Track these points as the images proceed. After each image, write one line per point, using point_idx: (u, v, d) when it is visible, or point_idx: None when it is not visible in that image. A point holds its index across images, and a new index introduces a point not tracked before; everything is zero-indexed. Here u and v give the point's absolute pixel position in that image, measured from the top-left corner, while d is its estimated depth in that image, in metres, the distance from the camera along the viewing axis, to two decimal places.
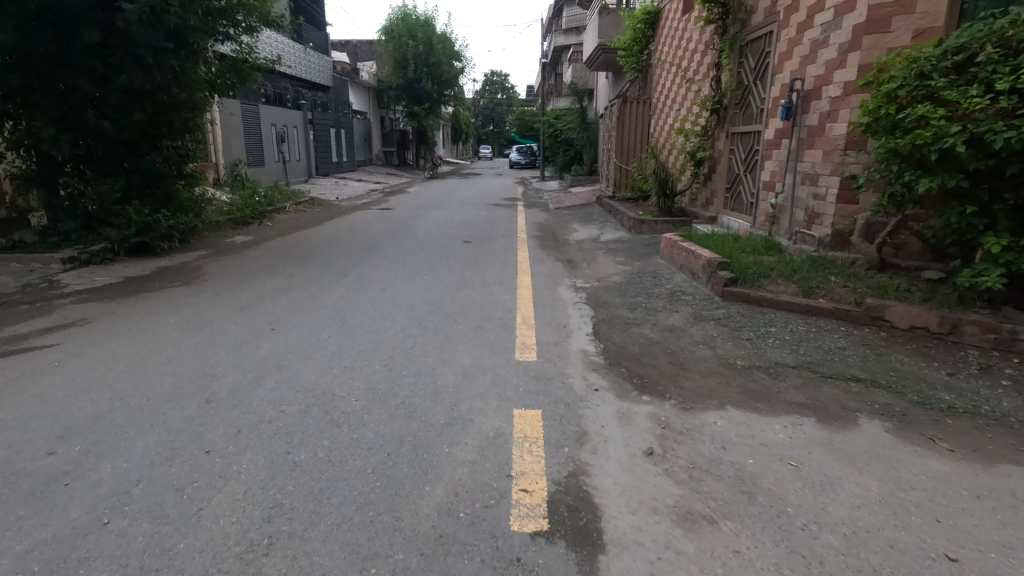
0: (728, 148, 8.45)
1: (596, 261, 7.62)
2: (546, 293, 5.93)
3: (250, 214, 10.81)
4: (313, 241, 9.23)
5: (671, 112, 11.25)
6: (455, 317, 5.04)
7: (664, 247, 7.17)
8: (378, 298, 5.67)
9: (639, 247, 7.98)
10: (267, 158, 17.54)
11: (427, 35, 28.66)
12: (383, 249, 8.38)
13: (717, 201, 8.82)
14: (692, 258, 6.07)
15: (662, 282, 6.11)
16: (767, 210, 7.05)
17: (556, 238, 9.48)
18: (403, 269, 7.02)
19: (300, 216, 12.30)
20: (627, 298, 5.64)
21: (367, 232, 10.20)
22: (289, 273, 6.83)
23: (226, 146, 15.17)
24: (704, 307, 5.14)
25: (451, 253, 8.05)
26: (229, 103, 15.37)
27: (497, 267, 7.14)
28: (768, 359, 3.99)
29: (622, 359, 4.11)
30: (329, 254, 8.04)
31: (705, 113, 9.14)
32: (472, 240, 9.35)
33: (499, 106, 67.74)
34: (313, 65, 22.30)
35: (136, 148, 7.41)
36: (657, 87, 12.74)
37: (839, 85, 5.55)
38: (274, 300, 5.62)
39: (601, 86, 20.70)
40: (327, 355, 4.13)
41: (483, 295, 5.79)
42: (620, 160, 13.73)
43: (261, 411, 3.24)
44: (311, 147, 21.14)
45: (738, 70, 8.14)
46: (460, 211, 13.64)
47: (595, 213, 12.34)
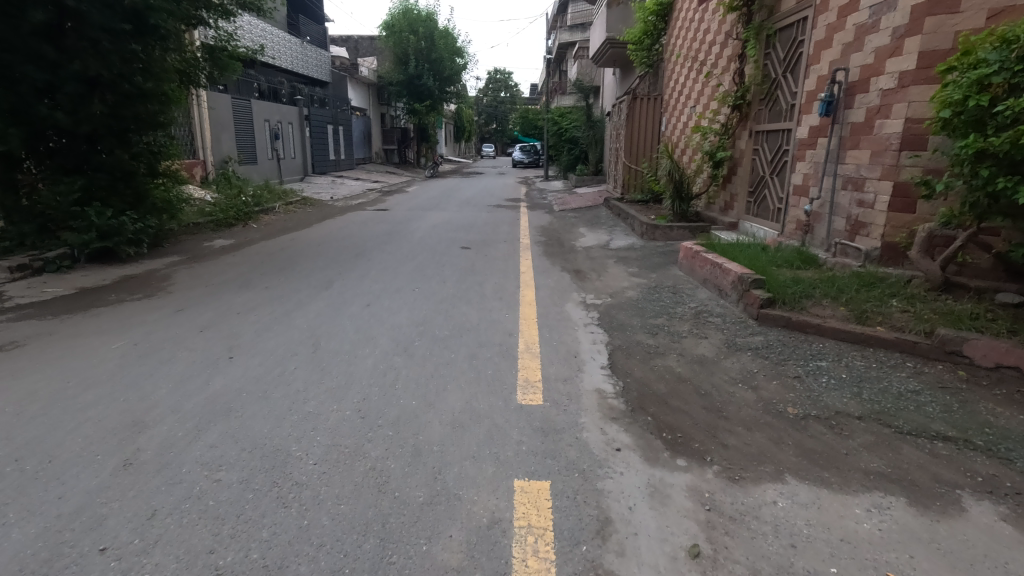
0: (752, 147, 7.72)
1: (607, 271, 6.88)
2: (553, 312, 5.21)
3: (233, 215, 10.11)
4: (299, 246, 8.51)
5: (685, 108, 10.52)
6: (447, 343, 4.31)
7: (683, 258, 6.44)
8: (360, 317, 4.94)
9: (654, 257, 7.24)
10: (260, 155, 16.84)
11: (428, 30, 27.97)
12: (373, 256, 7.65)
13: (739, 206, 8.08)
14: (718, 272, 5.35)
15: (684, 300, 5.38)
16: (799, 217, 6.32)
17: (562, 244, 8.74)
18: (393, 279, 6.31)
19: (289, 217, 11.59)
20: (645, 319, 4.92)
21: (358, 235, 9.49)
22: (265, 284, 6.11)
23: (215, 143, 14.46)
24: (737, 333, 4.41)
25: (447, 261, 7.32)
26: (218, 97, 14.67)
27: (498, 278, 6.41)
28: (826, 406, 3.26)
29: (647, 403, 3.40)
30: (313, 260, 7.32)
31: (725, 110, 8.40)
32: (470, 245, 8.63)
33: (503, 105, 66.96)
34: (309, 60, 21.60)
35: (99, 144, 6.70)
36: (669, 83, 12.01)
37: (893, 76, 4.82)
38: (240, 318, 4.89)
39: (608, 83, 19.98)
40: (289, 394, 3.40)
41: (480, 313, 5.07)
42: (629, 160, 13.00)
43: (189, 482, 2.52)
44: (307, 144, 20.42)
45: (764, 61, 7.40)
46: (460, 213, 12.91)
47: (603, 216, 11.60)
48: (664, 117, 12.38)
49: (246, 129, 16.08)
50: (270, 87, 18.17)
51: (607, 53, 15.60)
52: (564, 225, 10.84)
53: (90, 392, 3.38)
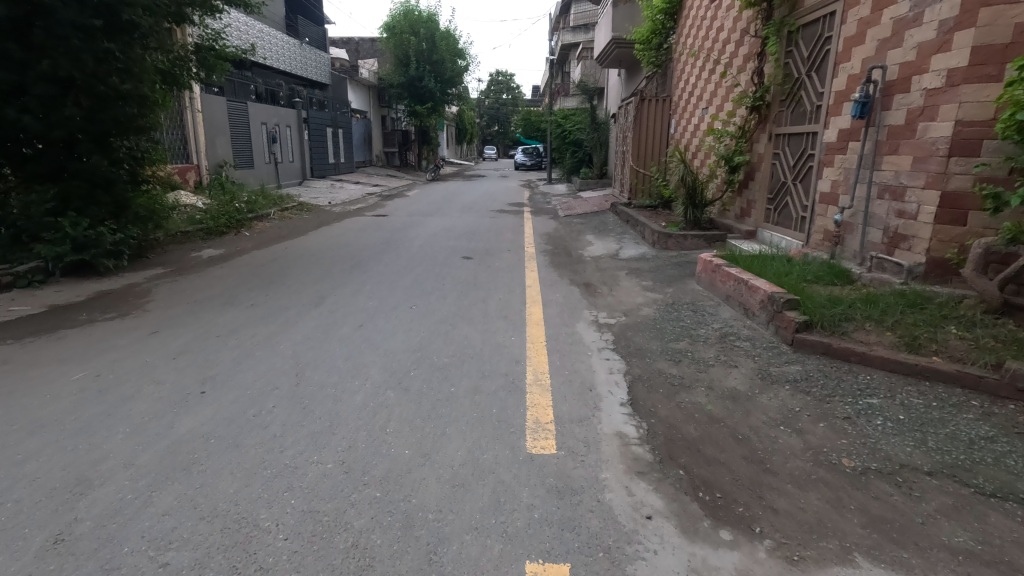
0: (772, 151, 7.26)
1: (620, 285, 6.42)
2: (563, 334, 4.75)
3: (225, 222, 9.68)
4: (291, 256, 8.07)
5: (697, 110, 10.08)
6: (446, 374, 3.86)
7: (700, 271, 5.98)
8: (351, 340, 4.49)
9: (669, 269, 6.78)
10: (257, 159, 16.43)
11: (429, 31, 27.58)
12: (368, 267, 7.20)
13: (757, 214, 7.62)
14: (743, 289, 4.88)
15: (705, 319, 4.92)
16: (827, 227, 5.86)
17: (569, 254, 8.28)
18: (389, 295, 5.87)
19: (284, 223, 11.16)
20: (665, 342, 4.46)
21: (355, 244, 9.05)
22: (251, 300, 5.66)
23: (210, 147, 14.05)
24: (770, 362, 3.95)
25: (447, 274, 6.86)
26: (214, 100, 14.26)
27: (501, 293, 5.95)
28: (887, 456, 2.80)
29: (677, 451, 2.94)
30: (305, 273, 6.88)
31: (742, 111, 7.94)
32: (472, 255, 8.18)
33: (505, 107, 66.55)
34: (307, 61, 21.22)
35: (75, 150, 6.28)
36: (679, 83, 11.56)
37: (941, 73, 4.36)
38: (220, 342, 4.44)
39: (613, 84, 19.54)
40: (263, 441, 2.95)
41: (483, 336, 4.61)
42: (637, 163, 12.55)
43: (130, 566, 2.09)
44: (306, 147, 20.01)
45: (785, 60, 6.96)
46: (462, 219, 12.46)
47: (610, 222, 11.14)
48: (673, 120, 11.93)
49: (242, 133, 15.68)
50: (267, 89, 17.77)
51: (614, 53, 15.15)
52: (571, 231, 10.39)
53: (37, 438, 2.95)
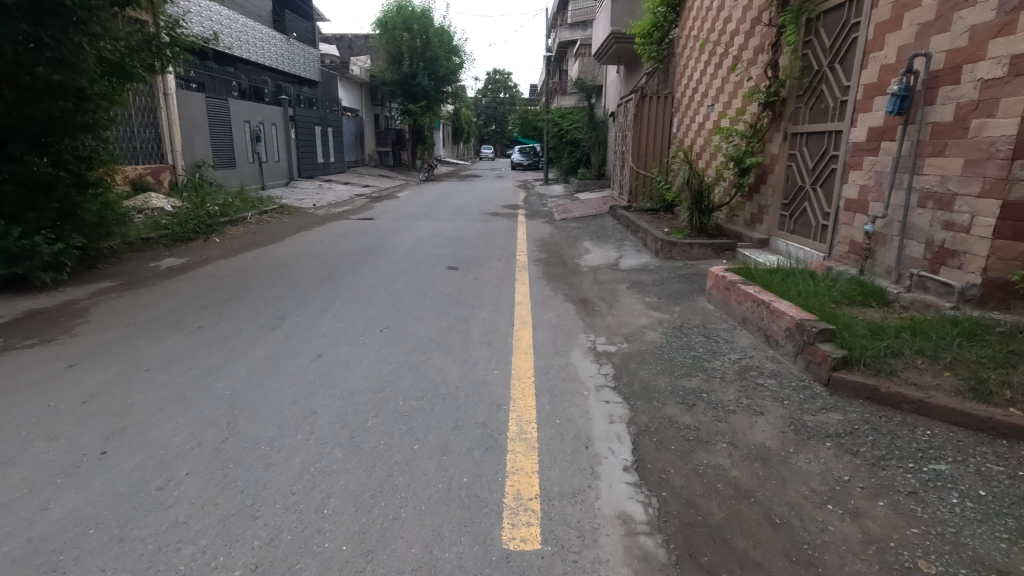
0: (788, 152, 6.59)
1: (620, 301, 5.73)
2: (554, 365, 4.05)
3: (194, 226, 8.98)
4: (260, 265, 7.37)
5: (703, 106, 9.40)
6: (409, 425, 3.16)
7: (712, 287, 5.30)
8: (304, 376, 3.79)
9: (674, 283, 6.10)
10: (239, 159, 15.71)
11: (423, 27, 26.86)
12: (340, 280, 6.52)
13: (770, 220, 6.95)
14: (765, 312, 4.21)
15: (721, 347, 4.24)
16: (856, 238, 5.18)
17: (564, 264, 7.60)
18: (359, 315, 5.17)
19: (261, 228, 10.46)
20: (675, 379, 3.77)
21: (332, 251, 8.35)
22: (200, 321, 4.96)
23: (186, 146, 13.34)
24: (804, 407, 3.26)
25: (428, 288, 6.17)
26: (191, 97, 13.55)
27: (487, 313, 5.26)
28: (978, 558, 2.11)
29: (698, 543, 2.27)
30: (270, 287, 6.18)
31: (754, 108, 7.25)
32: (458, 265, 7.50)
33: (502, 105, 65.87)
34: (294, 58, 20.51)
35: (6, 150, 5.55)
36: (682, 78, 10.88)
37: (1001, 61, 3.71)
38: (147, 377, 3.74)
39: (612, 81, 18.84)
40: (158, 533, 2.26)
41: (460, 369, 3.93)
42: (637, 164, 11.89)
43: None
44: (293, 147, 19.30)
45: (804, 50, 6.28)
46: (451, 223, 11.77)
47: (609, 227, 10.46)
48: (676, 118, 11.24)
49: (223, 131, 14.97)
50: (251, 86, 17.07)
51: (613, 48, 14.47)
52: (567, 237, 9.70)
53: None
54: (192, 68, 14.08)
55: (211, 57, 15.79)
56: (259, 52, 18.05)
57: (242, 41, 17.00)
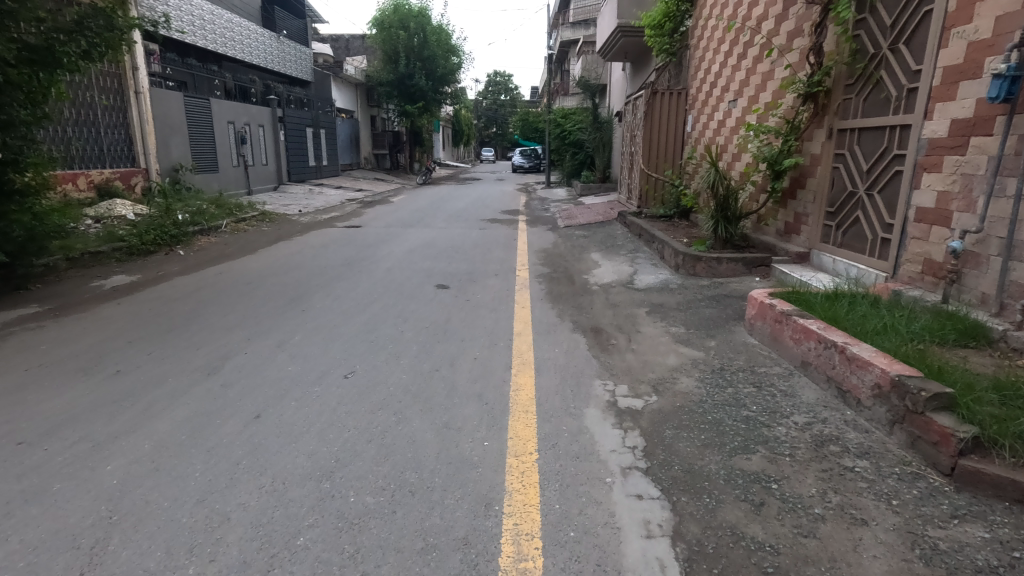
0: (835, 151, 5.61)
1: (640, 331, 4.76)
2: (565, 432, 3.07)
3: (154, 237, 8.04)
4: (220, 283, 6.40)
5: (725, 102, 8.45)
6: (358, 546, 2.18)
7: (755, 317, 4.31)
8: (227, 453, 2.81)
9: (704, 309, 5.13)
10: (221, 162, 14.79)
11: (420, 26, 25.93)
12: (308, 303, 5.54)
13: (810, 231, 5.98)
14: (839, 359, 3.22)
15: (782, 405, 3.25)
16: (934, 257, 4.20)
17: (571, 280, 6.62)
18: (321, 353, 4.19)
19: (236, 238, 9.53)
20: (729, 456, 2.78)
21: (308, 265, 7.40)
22: (122, 363, 3.99)
23: (163, 149, 12.42)
24: (926, 514, 2.27)
25: (411, 313, 5.21)
26: (168, 97, 12.64)
27: (478, 350, 4.28)
28: None
29: None
30: (223, 313, 5.20)
31: (790, 101, 6.28)
32: (449, 283, 6.54)
33: (503, 108, 65.01)
34: (284, 56, 19.60)
35: None
36: (698, 72, 9.93)
37: None
38: (15, 455, 2.77)
39: (617, 79, 17.91)
40: None
41: (439, 441, 2.95)
42: (648, 165, 10.94)
43: None
44: (282, 149, 18.36)
45: (856, 31, 5.30)
46: (446, 231, 10.80)
47: (619, 235, 9.49)
48: (691, 116, 10.29)
49: (204, 133, 14.06)
50: (236, 85, 16.16)
51: (620, 42, 13.51)
52: (573, 248, 8.74)
53: None
54: (168, 66, 13.19)
55: (192, 54, 14.87)
56: (246, 50, 17.17)
57: (227, 38, 16.08)
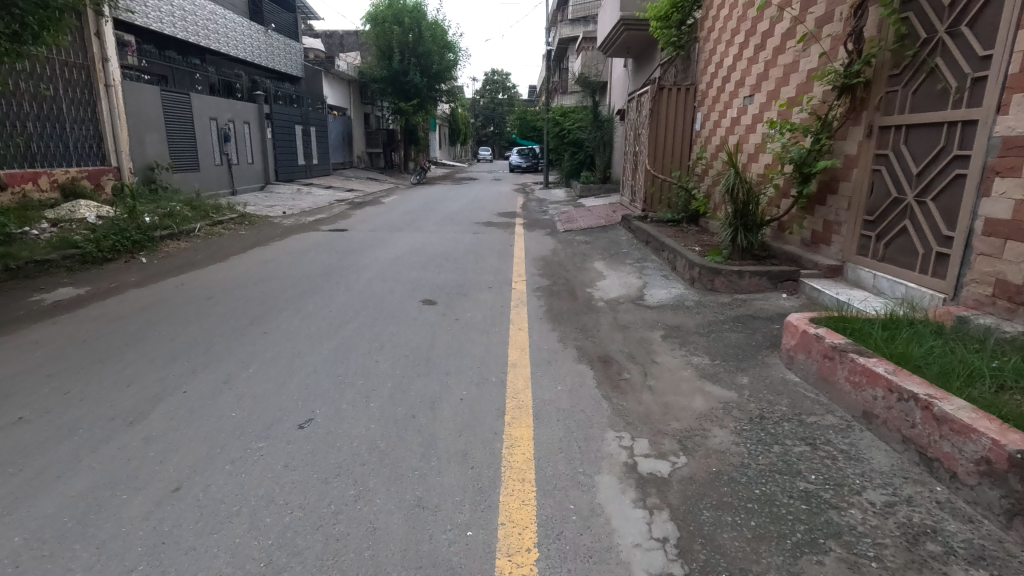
0: (875, 151, 4.92)
1: (656, 361, 4.07)
2: (573, 516, 2.36)
3: (114, 242, 7.30)
4: (178, 298, 5.68)
5: (743, 97, 7.77)
6: None
7: (796, 349, 3.61)
8: (121, 553, 2.10)
9: (729, 335, 4.43)
10: (203, 160, 14.05)
11: (415, 21, 25.10)
12: (272, 324, 4.82)
13: (844, 243, 5.30)
14: (922, 418, 2.53)
15: (848, 474, 2.55)
16: (1013, 279, 3.52)
17: (573, 295, 5.92)
18: (275, 392, 3.48)
19: (208, 242, 8.80)
20: (795, 558, 2.07)
21: (282, 276, 6.68)
22: (28, 406, 3.26)
23: (136, 146, 11.68)
24: None
25: (389, 338, 4.50)
26: (143, 91, 11.89)
27: (465, 388, 3.57)
28: None
29: None
30: (170, 337, 4.48)
31: (821, 95, 5.59)
32: (436, 297, 5.83)
33: (500, 106, 64.27)
34: (272, 50, 18.84)
35: None
36: (710, 66, 9.25)
37: None
38: None
39: (619, 76, 17.17)
40: None
41: (407, 532, 2.24)
42: (654, 166, 10.25)
43: None
44: (269, 147, 17.61)
45: (905, 13, 4.61)
46: (437, 235, 10.09)
47: (623, 241, 8.80)
48: (700, 113, 9.61)
49: (184, 130, 13.32)
50: (219, 79, 15.37)
51: (623, 36, 12.79)
52: (573, 256, 8.04)
53: None
54: (143, 58, 12.45)
55: (172, 46, 14.09)
56: (232, 43, 16.41)
57: (210, 29, 15.30)
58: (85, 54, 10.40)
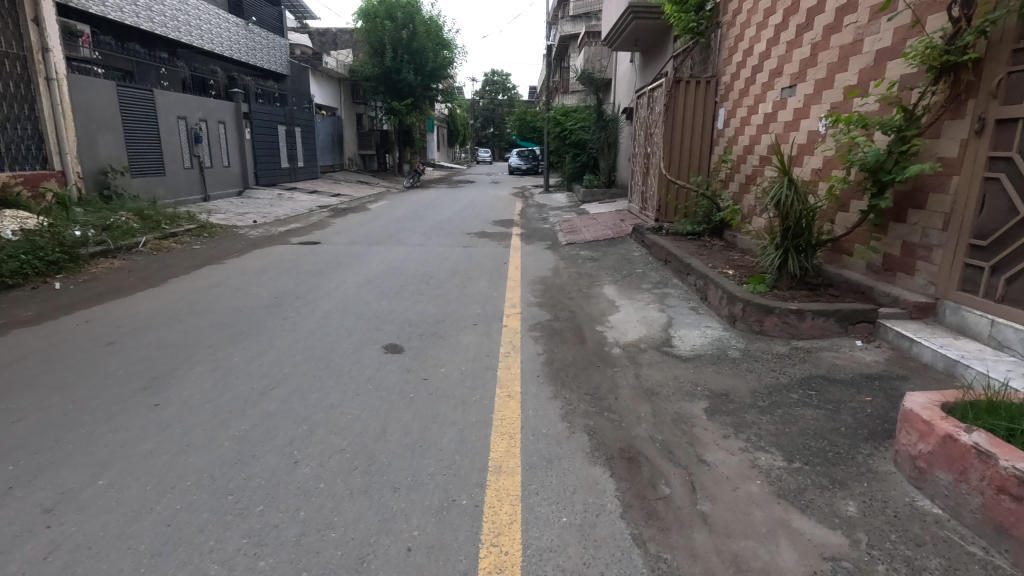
0: (989, 154, 3.63)
1: (705, 461, 2.78)
2: None
3: (20, 263, 6.03)
4: (70, 342, 4.41)
5: (784, 87, 6.50)
6: None
7: (933, 460, 2.33)
8: None
9: (803, 412, 3.14)
10: (170, 163, 12.82)
11: (408, 16, 23.85)
12: (171, 389, 3.55)
13: (939, 275, 4.01)
14: None
15: None
16: None
17: (580, 339, 4.63)
18: (116, 535, 2.21)
19: (151, 260, 7.51)
20: None
21: (218, 308, 5.40)
22: None
23: (86, 147, 10.44)
24: None
25: (325, 415, 3.22)
26: (94, 85, 10.65)
27: (417, 526, 2.30)
28: None
29: None
30: (16, 414, 3.20)
31: (907, 80, 4.30)
32: (405, 340, 4.56)
33: (500, 107, 63.17)
34: (253, 46, 17.62)
35: None
36: (736, 53, 7.99)
37: None
38: None
39: (625, 72, 15.88)
40: None
41: None
42: (670, 170, 8.99)
43: None
44: (249, 149, 16.37)
45: None
46: (422, 249, 8.82)
47: (636, 259, 7.54)
48: (725, 109, 8.37)
49: (146, 130, 12.08)
50: (190, 75, 14.12)
51: (632, 25, 11.51)
52: (578, 279, 6.75)
53: None
54: (96, 50, 11.19)
55: (134, 38, 12.82)
56: (206, 36, 15.17)
57: (181, 21, 14.05)
58: (20, 43, 9.16)
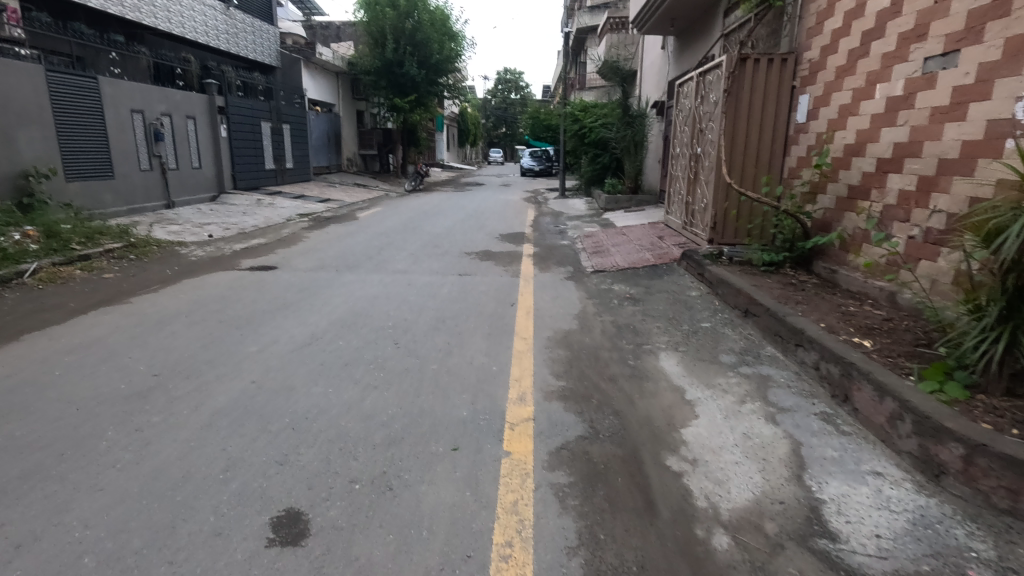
0: None
1: None
2: None
3: None
4: None
5: (934, 53, 4.29)
6: None
7: None
8: None
9: None
10: (121, 164, 10.90)
11: (412, 4, 21.76)
12: None
13: None
14: None
15: None
16: None
17: (645, 498, 2.49)
18: None
19: (27, 297, 5.51)
20: None
21: (39, 402, 3.34)
22: None
23: (2, 145, 8.53)
24: None
25: None
26: (14, 70, 8.73)
27: None
28: None
29: None
30: None
31: None
32: (315, 498, 2.46)
33: (513, 107, 61.24)
34: (235, 33, 15.69)
35: None
36: (830, 15, 5.81)
37: None
38: None
39: (656, 60, 13.68)
40: None
41: None
42: (731, 176, 6.82)
43: None
44: (225, 147, 14.46)
45: None
46: (403, 278, 6.72)
47: (696, 301, 5.39)
48: (810, 94, 6.20)
49: (89, 125, 10.15)
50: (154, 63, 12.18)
51: None
52: (616, 336, 4.63)
53: None
54: (25, 28, 9.21)
55: (81, 16, 10.84)
56: (178, 19, 13.20)
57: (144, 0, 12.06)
58: None
